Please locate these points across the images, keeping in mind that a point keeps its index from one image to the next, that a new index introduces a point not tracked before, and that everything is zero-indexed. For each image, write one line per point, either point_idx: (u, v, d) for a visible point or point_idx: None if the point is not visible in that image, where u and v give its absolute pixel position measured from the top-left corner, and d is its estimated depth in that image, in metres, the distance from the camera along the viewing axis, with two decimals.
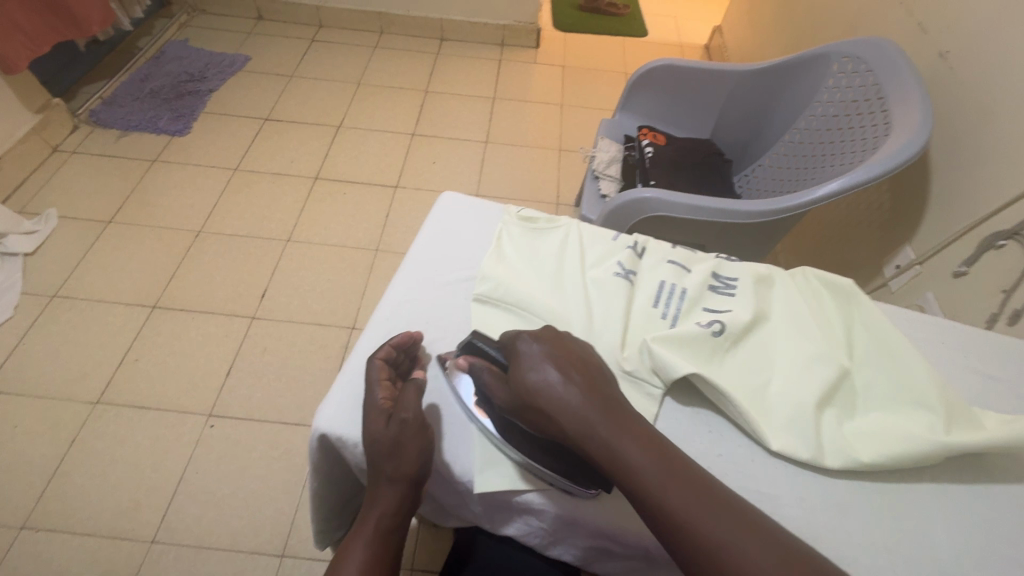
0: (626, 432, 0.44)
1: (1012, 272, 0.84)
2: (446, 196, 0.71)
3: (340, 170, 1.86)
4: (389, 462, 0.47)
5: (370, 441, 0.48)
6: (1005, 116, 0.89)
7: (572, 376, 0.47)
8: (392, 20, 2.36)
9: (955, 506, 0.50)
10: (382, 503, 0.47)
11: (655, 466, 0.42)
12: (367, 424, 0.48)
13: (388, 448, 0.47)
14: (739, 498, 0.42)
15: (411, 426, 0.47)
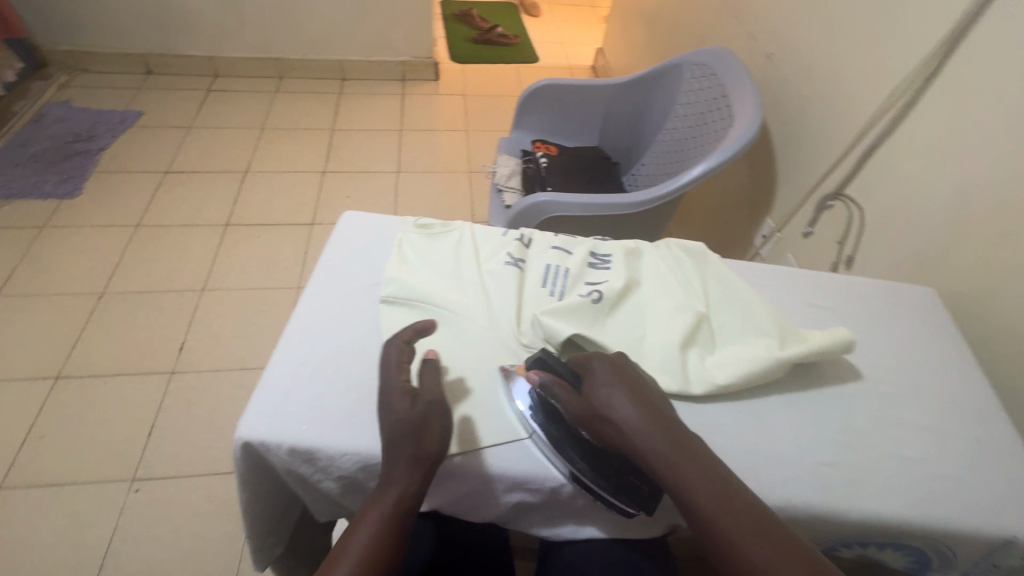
0: (691, 460, 0.48)
1: (842, 225, 1.02)
2: (347, 214, 0.76)
3: (251, 214, 1.85)
4: (418, 436, 0.50)
5: (400, 420, 0.50)
6: (817, 101, 1.09)
7: (640, 408, 0.51)
8: (290, 65, 2.40)
9: (796, 408, 0.61)
10: (402, 473, 0.49)
11: (711, 491, 0.46)
12: (396, 404, 0.51)
13: (421, 424, 0.50)
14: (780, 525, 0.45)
15: (436, 407, 0.52)
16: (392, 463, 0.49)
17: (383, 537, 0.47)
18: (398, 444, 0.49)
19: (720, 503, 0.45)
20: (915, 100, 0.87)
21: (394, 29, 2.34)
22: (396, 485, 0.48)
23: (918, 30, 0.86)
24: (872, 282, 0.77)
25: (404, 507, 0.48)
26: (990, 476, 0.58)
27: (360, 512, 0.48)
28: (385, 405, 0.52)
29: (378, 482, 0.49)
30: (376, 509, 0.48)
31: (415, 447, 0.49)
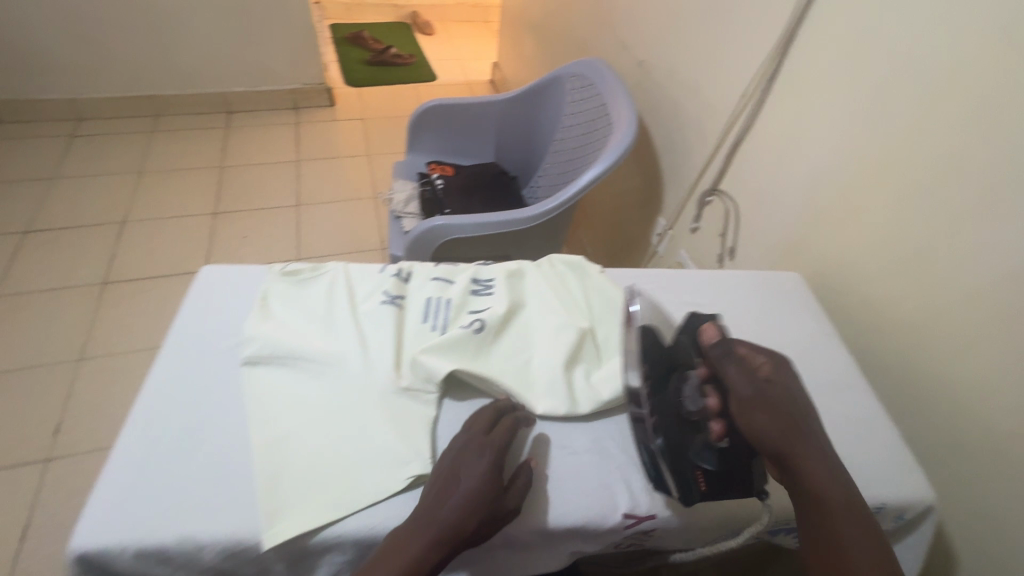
0: (827, 470, 0.50)
1: (721, 219, 1.08)
2: (207, 268, 0.70)
3: (134, 267, 1.68)
4: (488, 494, 0.50)
5: (475, 469, 0.51)
6: (685, 105, 1.15)
7: (804, 414, 0.52)
8: (167, 101, 2.22)
9: None
10: (454, 512, 0.48)
11: (856, 525, 0.48)
12: (479, 454, 0.52)
13: (498, 484, 0.51)
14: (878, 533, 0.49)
15: (518, 479, 0.53)
16: (448, 495, 0.49)
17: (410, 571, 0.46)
18: (464, 488, 0.50)
19: (848, 510, 0.48)
20: (764, 97, 0.93)
21: (279, 57, 2.24)
22: (443, 520, 0.48)
23: (758, 34, 0.92)
24: (746, 273, 0.81)
25: (442, 547, 0.47)
26: (858, 449, 0.62)
27: (402, 537, 0.47)
28: (467, 451, 0.53)
29: (425, 509, 0.49)
30: (414, 540, 0.47)
31: (479, 500, 0.49)
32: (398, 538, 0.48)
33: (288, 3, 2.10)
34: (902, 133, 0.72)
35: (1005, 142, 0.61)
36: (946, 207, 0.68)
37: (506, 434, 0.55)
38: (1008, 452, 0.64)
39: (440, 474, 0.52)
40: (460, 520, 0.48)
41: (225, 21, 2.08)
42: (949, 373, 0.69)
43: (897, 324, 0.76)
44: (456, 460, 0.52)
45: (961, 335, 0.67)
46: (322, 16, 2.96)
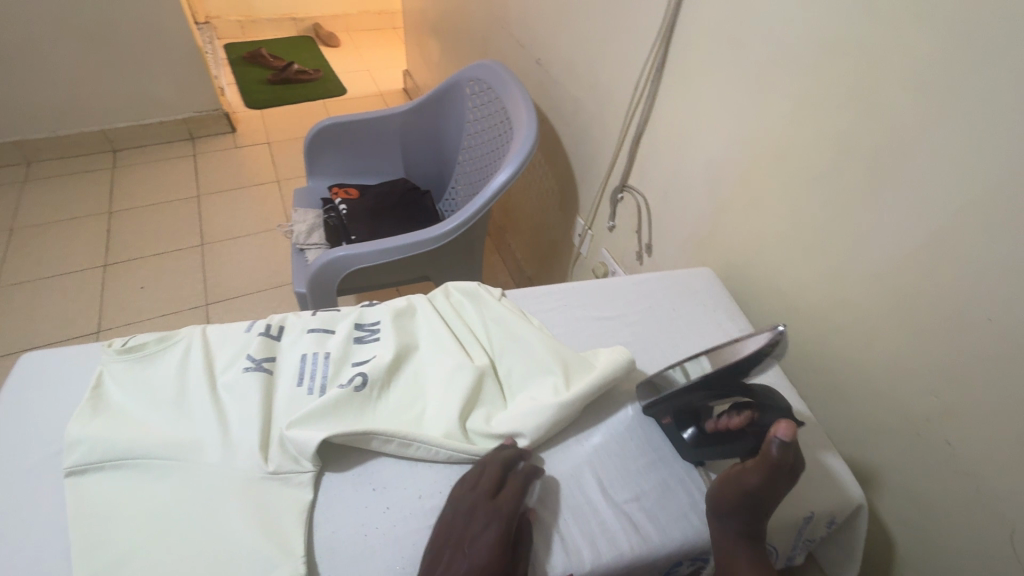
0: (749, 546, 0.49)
1: (634, 216, 1.05)
2: (25, 356, 0.58)
3: (10, 340, 1.48)
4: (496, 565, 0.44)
5: (480, 538, 0.46)
6: (585, 101, 1.11)
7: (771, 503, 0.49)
8: (37, 146, 1.99)
9: (594, 445, 0.57)
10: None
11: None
12: (485, 519, 0.47)
13: (509, 550, 0.46)
14: None
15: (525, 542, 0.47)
16: (444, 570, 0.44)
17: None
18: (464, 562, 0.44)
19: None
20: (656, 89, 0.90)
21: (163, 85, 2.05)
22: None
23: (642, 23, 0.88)
24: (658, 277, 0.78)
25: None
26: None
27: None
28: (471, 516, 0.48)
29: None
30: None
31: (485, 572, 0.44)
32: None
33: (165, 27, 1.93)
34: (788, 117, 0.69)
35: (884, 120, 0.58)
36: (839, 189, 0.65)
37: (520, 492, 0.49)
38: (927, 437, 0.62)
39: (439, 549, 0.46)
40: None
41: (93, 52, 1.88)
42: (865, 358, 0.67)
43: (809, 309, 0.74)
44: (458, 528, 0.47)
45: (870, 320, 0.65)
46: (214, 35, 2.76)
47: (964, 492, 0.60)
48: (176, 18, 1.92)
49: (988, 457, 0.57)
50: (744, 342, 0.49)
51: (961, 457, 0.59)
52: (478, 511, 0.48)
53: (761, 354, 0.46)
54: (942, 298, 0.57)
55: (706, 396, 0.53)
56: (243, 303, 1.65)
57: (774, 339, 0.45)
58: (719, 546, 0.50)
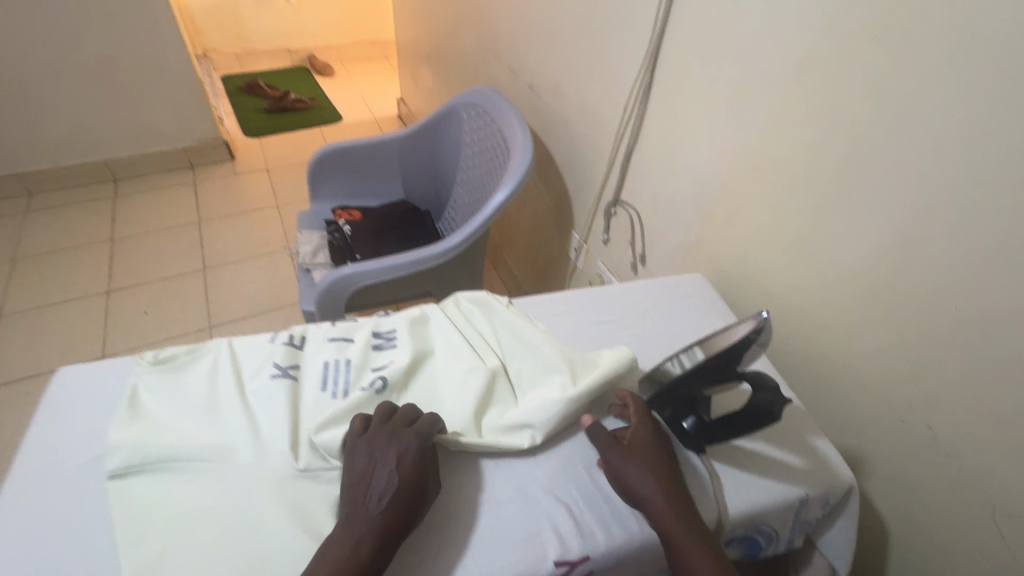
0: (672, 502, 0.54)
1: (628, 229, 1.11)
2: (63, 370, 0.62)
3: (14, 368, 1.50)
4: (416, 482, 0.50)
5: (397, 462, 0.51)
6: (577, 123, 1.18)
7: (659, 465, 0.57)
8: (39, 178, 2.03)
9: None
10: (382, 510, 0.48)
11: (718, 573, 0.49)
12: (400, 446, 0.52)
13: (418, 471, 0.51)
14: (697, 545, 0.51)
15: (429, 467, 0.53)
16: (369, 492, 0.49)
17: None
18: (387, 485, 0.49)
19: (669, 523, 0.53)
20: (642, 110, 0.96)
21: (164, 116, 2.11)
22: (372, 521, 0.47)
23: (627, 51, 0.95)
24: (653, 283, 0.83)
25: (377, 544, 0.46)
26: (777, 444, 0.62)
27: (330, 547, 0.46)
28: (386, 445, 0.52)
29: (350, 515, 0.48)
30: (347, 549, 0.46)
31: (406, 489, 0.49)
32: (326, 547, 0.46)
33: (166, 61, 1.99)
34: (765, 133, 0.75)
35: (850, 134, 0.64)
36: (814, 197, 0.71)
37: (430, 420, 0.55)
38: (909, 422, 0.67)
39: (363, 478, 0.50)
40: (392, 516, 0.48)
41: (95, 85, 1.93)
42: (848, 351, 0.72)
43: (794, 309, 0.79)
44: (375, 458, 0.51)
45: (850, 316, 0.71)
46: (211, 67, 2.83)
47: (946, 473, 0.64)
48: (177, 52, 1.99)
49: (965, 438, 0.61)
50: (735, 329, 0.53)
51: (940, 438, 0.64)
52: (385, 443, 0.52)
53: (749, 339, 0.50)
54: (913, 293, 0.63)
55: (703, 384, 0.56)
56: (246, 325, 1.68)
57: (759, 325, 0.50)
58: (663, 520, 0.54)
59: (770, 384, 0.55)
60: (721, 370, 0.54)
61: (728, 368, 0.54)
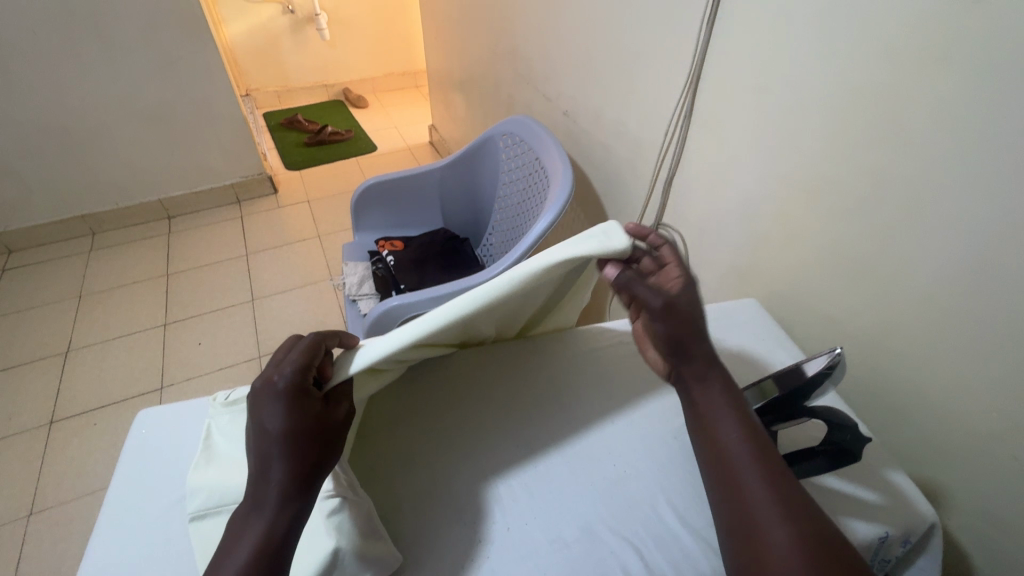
0: (729, 458, 0.50)
1: (671, 252, 1.11)
2: (148, 412, 0.66)
3: (83, 399, 1.58)
4: (304, 431, 0.52)
5: (273, 421, 0.51)
6: (614, 147, 1.19)
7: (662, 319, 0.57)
8: (101, 218, 2.16)
9: (667, 478, 0.62)
10: (280, 474, 0.50)
11: (773, 510, 0.45)
12: (273, 404, 0.52)
13: (303, 418, 0.52)
14: (756, 507, 0.46)
15: (309, 402, 0.53)
16: (265, 452, 0.51)
17: (262, 547, 0.46)
18: (272, 446, 0.51)
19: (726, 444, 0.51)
20: (685, 135, 0.97)
21: (213, 155, 2.23)
22: (275, 485, 0.49)
23: (667, 77, 0.96)
24: (704, 310, 0.82)
25: (287, 506, 0.49)
26: (855, 481, 0.60)
27: (241, 522, 0.48)
28: (262, 405, 0.52)
29: (256, 489, 0.50)
30: (258, 518, 0.48)
31: (293, 444, 0.51)
32: (239, 519, 0.49)
33: (216, 104, 2.11)
34: (818, 157, 0.74)
35: (913, 154, 0.63)
36: (876, 220, 0.69)
37: (303, 357, 0.55)
38: (994, 453, 0.63)
39: (252, 447, 0.51)
40: (292, 474, 0.50)
41: (153, 131, 2.07)
42: (918, 376, 0.70)
43: (856, 333, 0.77)
44: (255, 421, 0.52)
45: (918, 340, 0.68)
46: (255, 106, 2.98)
47: None
48: (225, 95, 2.10)
49: None
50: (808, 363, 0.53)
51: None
52: (259, 393, 0.53)
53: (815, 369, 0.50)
54: (991, 318, 0.60)
55: (772, 420, 0.55)
56: None
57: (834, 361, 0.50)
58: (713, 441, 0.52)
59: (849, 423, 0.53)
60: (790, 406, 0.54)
61: (796, 403, 0.54)
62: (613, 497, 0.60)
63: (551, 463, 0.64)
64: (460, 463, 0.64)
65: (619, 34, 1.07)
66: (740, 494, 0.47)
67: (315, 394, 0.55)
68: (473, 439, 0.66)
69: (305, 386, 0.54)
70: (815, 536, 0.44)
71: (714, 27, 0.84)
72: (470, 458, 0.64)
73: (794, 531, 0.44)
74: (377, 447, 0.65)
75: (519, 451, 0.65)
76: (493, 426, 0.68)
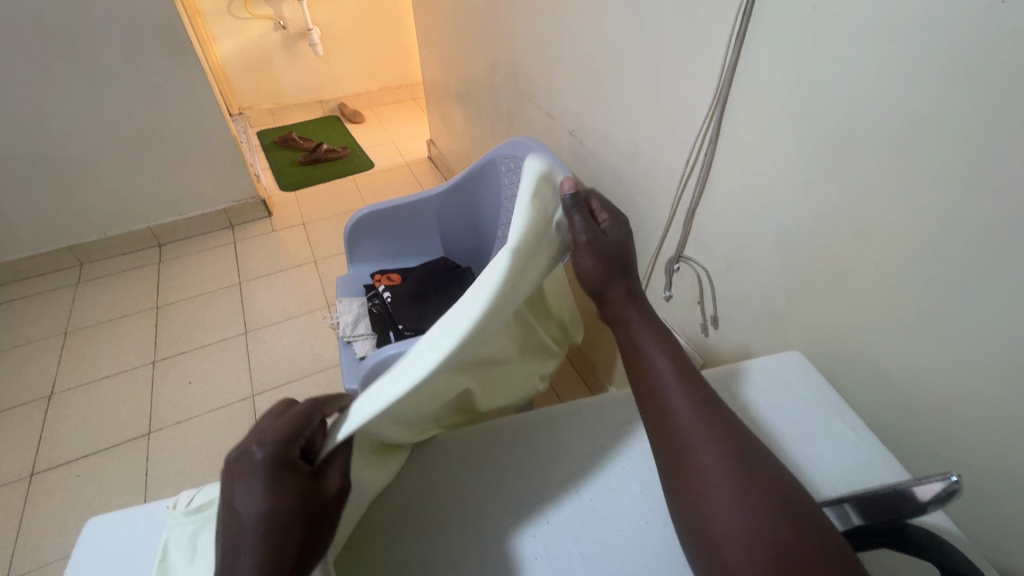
0: (664, 412, 0.49)
1: (693, 286, 1.01)
2: (98, 520, 0.56)
3: (66, 447, 1.49)
4: (282, 515, 0.44)
5: (245, 504, 0.44)
6: (626, 172, 1.09)
7: (588, 254, 0.57)
8: (89, 249, 2.08)
9: None
10: (248, 569, 0.41)
11: (716, 453, 0.45)
12: (247, 483, 0.45)
13: (283, 498, 0.44)
14: (693, 457, 0.46)
15: (290, 476, 0.46)
16: (234, 543, 0.43)
17: None
18: (245, 536, 0.43)
19: (674, 394, 0.50)
20: (708, 163, 0.86)
21: (203, 180, 2.14)
22: None
23: (687, 96, 0.86)
24: (743, 366, 0.72)
25: None
26: None
27: None
28: (235, 484, 0.45)
29: None
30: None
31: (268, 532, 0.43)
32: None
33: (204, 127, 2.03)
34: (870, 192, 0.64)
35: (996, 196, 0.52)
36: (945, 269, 0.58)
37: (285, 427, 0.49)
38: None
39: (223, 538, 0.44)
40: (264, 572, 0.41)
41: (140, 158, 1.99)
42: (1002, 452, 0.59)
43: (920, 394, 0.66)
44: (228, 504, 0.45)
45: (1002, 413, 0.57)
46: (248, 125, 2.91)
47: None
48: (213, 117, 2.02)
49: None
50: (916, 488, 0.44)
51: None
52: (233, 467, 0.47)
53: (928, 505, 0.43)
54: None
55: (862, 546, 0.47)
56: (289, 390, 1.64)
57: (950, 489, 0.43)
58: (646, 392, 0.51)
59: None
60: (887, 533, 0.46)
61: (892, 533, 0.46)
62: None
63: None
64: None
65: (629, 50, 0.97)
66: (680, 439, 0.47)
67: (301, 468, 0.47)
68: (480, 543, 0.55)
69: (287, 460, 0.47)
70: (760, 492, 0.43)
71: (741, 44, 0.74)
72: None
73: (740, 484, 0.43)
74: (359, 573, 0.52)
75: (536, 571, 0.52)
76: (502, 523, 0.56)
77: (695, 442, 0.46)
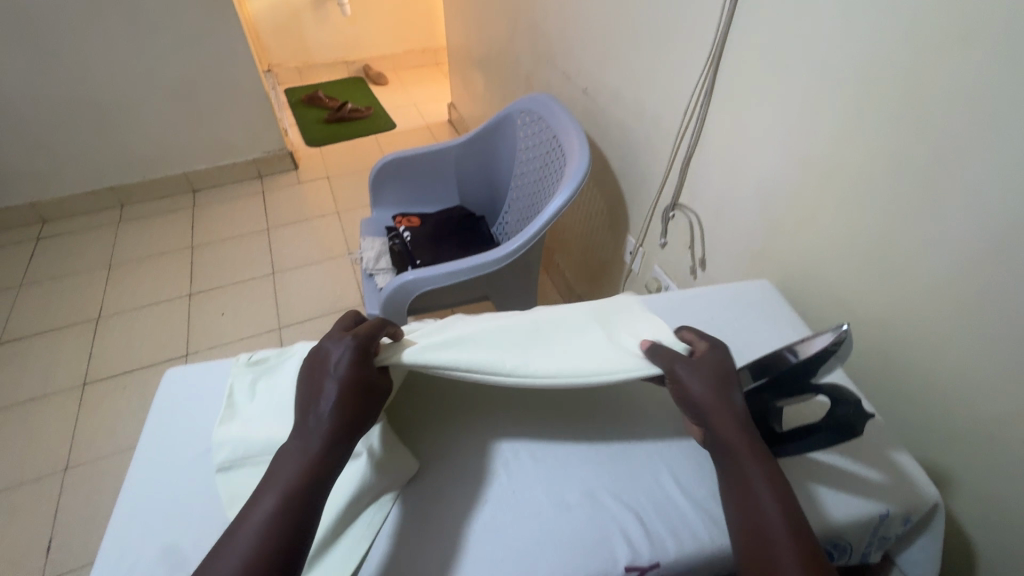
0: (746, 468, 0.53)
1: (685, 234, 1.11)
2: (177, 370, 0.70)
3: (113, 363, 1.66)
4: (360, 380, 0.56)
5: (338, 367, 0.56)
6: (632, 128, 1.18)
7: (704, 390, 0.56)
8: (129, 191, 2.22)
9: (666, 449, 0.65)
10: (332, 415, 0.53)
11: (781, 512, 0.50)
12: (339, 352, 0.57)
13: (361, 371, 0.56)
14: (767, 516, 0.49)
15: (368, 362, 0.58)
16: (321, 391, 0.55)
17: (309, 476, 0.49)
18: (332, 386, 0.55)
19: (752, 454, 0.53)
20: (703, 115, 0.96)
21: (236, 131, 2.26)
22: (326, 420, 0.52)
23: (688, 53, 0.94)
24: (713, 290, 0.84)
25: (333, 442, 0.52)
26: (855, 458, 0.61)
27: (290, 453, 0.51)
28: (327, 354, 0.58)
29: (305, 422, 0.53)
30: (303, 448, 0.51)
31: (351, 389, 0.55)
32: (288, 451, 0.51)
33: (238, 80, 2.13)
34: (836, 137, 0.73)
35: (933, 137, 0.61)
36: (891, 203, 0.68)
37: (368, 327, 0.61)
38: (997, 439, 0.64)
39: (311, 384, 0.56)
40: (343, 417, 0.53)
41: (178, 107, 2.11)
42: (927, 362, 0.69)
43: (866, 317, 0.76)
44: (318, 365, 0.57)
45: (931, 327, 0.68)
46: (276, 82, 3.01)
47: None
48: (246, 70, 2.12)
49: None
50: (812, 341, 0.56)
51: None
52: (325, 344, 0.59)
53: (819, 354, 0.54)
54: (1005, 306, 0.59)
55: (776, 395, 0.59)
56: (312, 326, 1.78)
57: (838, 338, 0.53)
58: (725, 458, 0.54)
59: (851, 399, 0.56)
60: (793, 381, 0.58)
61: (799, 381, 0.57)
62: (614, 464, 0.63)
63: (555, 429, 0.66)
64: (468, 434, 0.66)
65: (640, 10, 1.05)
66: (750, 498, 0.51)
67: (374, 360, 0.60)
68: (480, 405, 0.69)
69: (367, 347, 0.59)
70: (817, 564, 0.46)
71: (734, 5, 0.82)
72: (477, 425, 0.67)
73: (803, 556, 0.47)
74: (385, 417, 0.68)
75: (524, 418, 0.68)
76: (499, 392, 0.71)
77: (768, 506, 0.50)
